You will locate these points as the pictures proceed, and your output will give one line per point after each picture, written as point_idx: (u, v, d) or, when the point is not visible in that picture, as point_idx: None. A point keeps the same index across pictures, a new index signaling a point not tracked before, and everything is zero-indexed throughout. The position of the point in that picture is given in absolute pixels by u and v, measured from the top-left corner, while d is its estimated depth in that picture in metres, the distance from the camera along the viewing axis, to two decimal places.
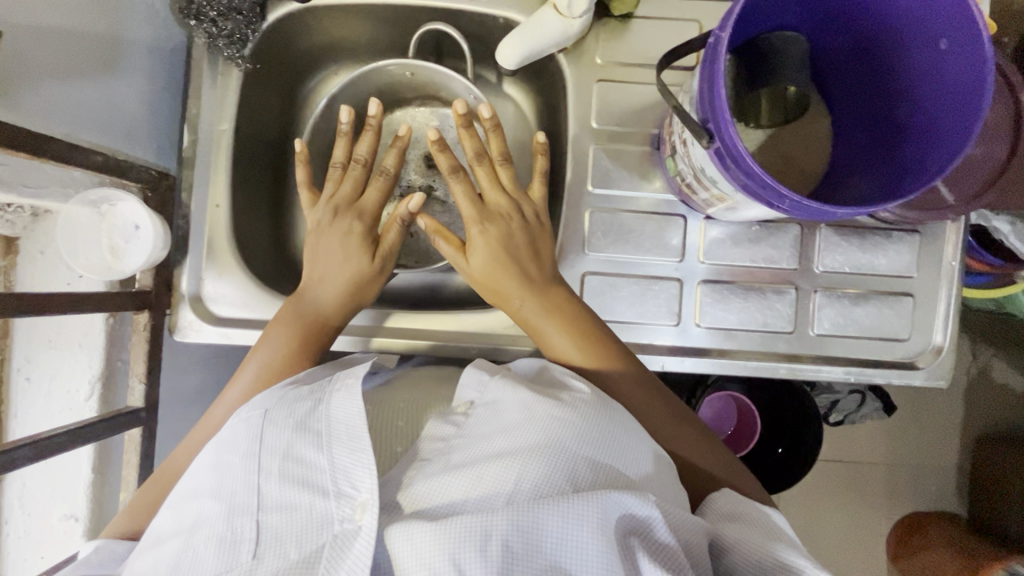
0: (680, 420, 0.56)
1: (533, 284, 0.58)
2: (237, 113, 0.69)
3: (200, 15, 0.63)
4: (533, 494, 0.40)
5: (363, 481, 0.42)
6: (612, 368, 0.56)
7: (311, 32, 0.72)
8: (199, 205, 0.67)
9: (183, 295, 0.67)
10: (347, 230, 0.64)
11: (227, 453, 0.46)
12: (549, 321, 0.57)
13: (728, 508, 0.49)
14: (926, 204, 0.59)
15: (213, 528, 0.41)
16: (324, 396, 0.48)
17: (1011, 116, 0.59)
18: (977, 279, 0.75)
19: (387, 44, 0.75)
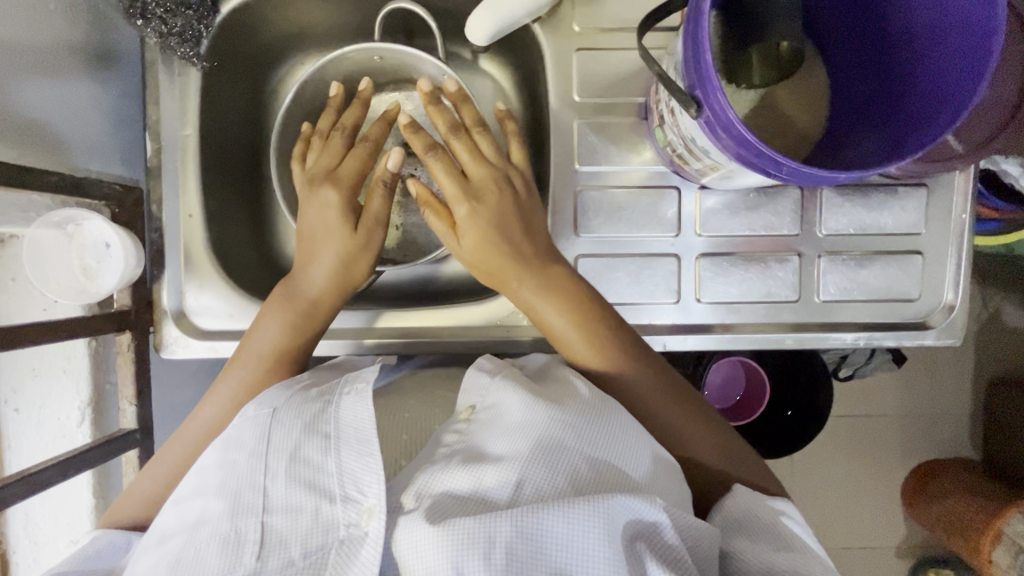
0: (699, 413, 0.54)
1: (526, 260, 0.55)
2: (200, 116, 0.65)
3: (147, 13, 0.59)
4: (535, 496, 0.38)
5: (371, 486, 0.39)
6: (627, 363, 0.53)
7: (271, 21, 0.68)
8: (171, 216, 0.64)
9: (164, 310, 0.64)
10: (326, 202, 0.59)
11: (233, 450, 0.43)
12: (546, 307, 0.55)
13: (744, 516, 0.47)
14: (936, 155, 0.56)
15: (217, 526, 0.39)
16: (335, 398, 0.45)
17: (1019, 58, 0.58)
18: (984, 227, 0.72)
19: (353, 28, 0.71)
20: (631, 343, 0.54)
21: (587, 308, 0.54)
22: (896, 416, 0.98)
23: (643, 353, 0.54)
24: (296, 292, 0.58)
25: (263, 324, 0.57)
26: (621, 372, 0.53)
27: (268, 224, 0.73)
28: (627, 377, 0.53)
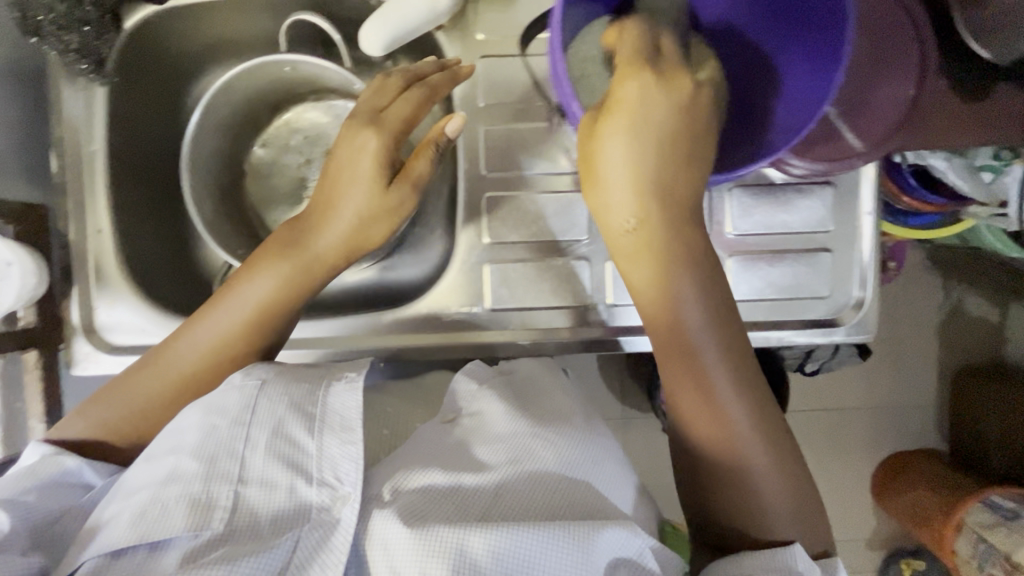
0: (782, 442, 0.47)
1: (658, 211, 0.47)
2: (109, 130, 0.63)
3: (42, 31, 0.57)
4: (512, 507, 0.39)
5: (349, 474, 0.40)
6: (715, 356, 0.47)
7: (183, 33, 0.65)
8: (80, 232, 0.62)
9: (75, 328, 0.61)
10: (361, 147, 0.54)
11: (215, 415, 0.42)
12: (649, 252, 0.48)
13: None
14: (828, 154, 0.55)
15: (189, 486, 0.39)
16: (323, 385, 0.45)
17: (916, 43, 0.54)
18: (925, 220, 0.72)
19: (268, 36, 0.68)
20: (732, 339, 0.48)
21: (680, 277, 0.47)
22: (870, 409, 0.94)
23: (741, 356, 0.47)
24: (298, 241, 0.54)
25: (261, 274, 0.53)
26: (699, 359, 0.47)
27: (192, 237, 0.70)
28: (713, 368, 0.47)
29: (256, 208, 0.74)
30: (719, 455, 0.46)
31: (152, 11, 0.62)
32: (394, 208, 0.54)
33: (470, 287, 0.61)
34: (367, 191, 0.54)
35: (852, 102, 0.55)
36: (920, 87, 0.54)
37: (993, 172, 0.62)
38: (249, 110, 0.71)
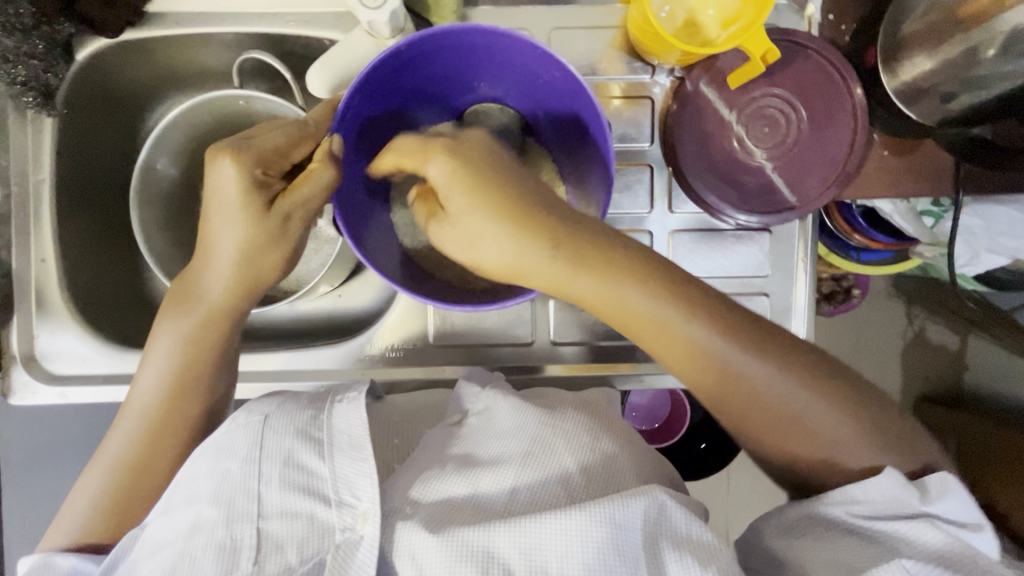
0: (820, 376, 0.46)
1: (575, 241, 0.46)
2: (57, 161, 0.60)
3: None
4: (531, 501, 0.42)
5: (365, 491, 0.42)
6: (730, 341, 0.46)
7: (136, 62, 0.63)
8: (21, 260, 0.59)
9: (13, 356, 0.59)
10: (225, 185, 0.49)
11: (225, 459, 0.45)
12: (630, 300, 0.46)
13: (897, 496, 0.42)
14: (767, 206, 0.58)
15: (212, 534, 0.41)
16: (327, 406, 0.48)
17: (847, 106, 0.57)
18: (880, 256, 0.80)
19: (228, 67, 0.66)
20: (727, 317, 0.47)
21: (659, 283, 0.46)
22: None
23: (745, 324, 0.47)
24: (189, 292, 0.53)
25: (161, 335, 0.53)
26: (722, 360, 0.46)
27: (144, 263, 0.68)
28: (735, 362, 0.46)
29: None
30: (780, 442, 0.47)
31: (103, 42, 0.60)
32: (286, 233, 0.52)
33: (417, 322, 0.62)
34: (240, 227, 0.50)
35: (791, 158, 0.58)
36: (851, 152, 0.57)
37: (932, 216, 0.70)
38: (202, 142, 0.68)
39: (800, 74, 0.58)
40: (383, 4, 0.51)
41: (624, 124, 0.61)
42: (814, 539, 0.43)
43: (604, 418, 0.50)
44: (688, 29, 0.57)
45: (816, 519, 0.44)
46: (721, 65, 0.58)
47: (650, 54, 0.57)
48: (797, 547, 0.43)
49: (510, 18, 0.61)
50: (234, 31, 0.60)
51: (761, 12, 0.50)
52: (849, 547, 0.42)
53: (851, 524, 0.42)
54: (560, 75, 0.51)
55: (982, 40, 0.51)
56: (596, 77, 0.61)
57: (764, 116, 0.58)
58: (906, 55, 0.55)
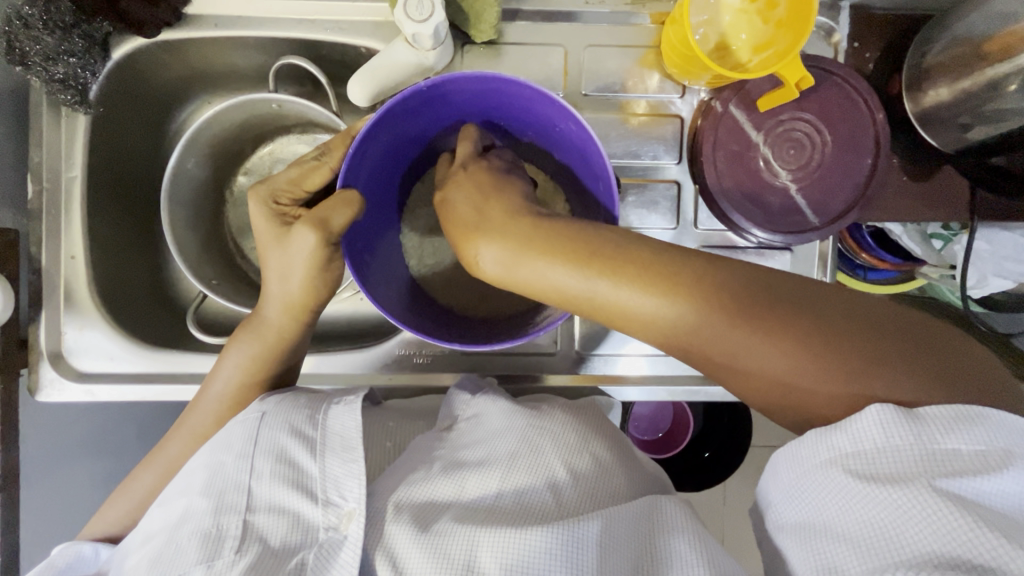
0: (809, 316, 0.37)
1: (546, 243, 0.44)
2: (89, 158, 0.60)
3: (27, 61, 0.54)
4: (518, 505, 0.42)
5: (351, 492, 0.44)
6: (666, 303, 0.40)
7: (168, 64, 0.63)
8: (51, 257, 0.59)
9: (41, 353, 0.59)
10: (259, 230, 0.52)
11: (221, 452, 0.46)
12: (568, 277, 0.43)
13: (892, 441, 0.34)
14: (791, 226, 0.60)
15: (200, 522, 0.43)
16: (323, 407, 0.49)
17: (870, 131, 0.59)
18: (885, 275, 0.81)
19: (260, 72, 0.66)
20: (682, 277, 0.40)
21: (596, 252, 0.42)
22: None
23: (697, 278, 0.40)
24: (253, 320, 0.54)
25: (229, 352, 0.54)
26: (674, 325, 0.40)
27: (169, 260, 0.69)
28: (688, 326, 0.40)
29: (235, 234, 0.71)
30: (758, 399, 0.40)
31: (140, 42, 0.59)
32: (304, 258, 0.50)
33: None
34: (276, 250, 0.52)
35: (815, 179, 0.60)
36: (872, 176, 0.59)
37: (942, 240, 0.71)
38: (230, 143, 0.68)
39: (826, 100, 0.59)
40: (429, 17, 0.51)
41: (652, 141, 0.62)
42: (805, 498, 0.37)
43: (599, 425, 0.50)
44: (719, 52, 0.59)
45: (802, 474, 0.37)
46: (749, 89, 0.59)
47: (682, 74, 0.59)
48: (794, 506, 0.38)
49: (544, 35, 0.62)
50: (271, 38, 0.61)
51: (796, 41, 0.52)
52: (836, 510, 0.35)
53: (841, 478, 0.35)
54: (585, 136, 0.50)
55: (1007, 74, 0.52)
56: (625, 94, 0.62)
57: (791, 139, 0.60)
58: (929, 85, 0.57)
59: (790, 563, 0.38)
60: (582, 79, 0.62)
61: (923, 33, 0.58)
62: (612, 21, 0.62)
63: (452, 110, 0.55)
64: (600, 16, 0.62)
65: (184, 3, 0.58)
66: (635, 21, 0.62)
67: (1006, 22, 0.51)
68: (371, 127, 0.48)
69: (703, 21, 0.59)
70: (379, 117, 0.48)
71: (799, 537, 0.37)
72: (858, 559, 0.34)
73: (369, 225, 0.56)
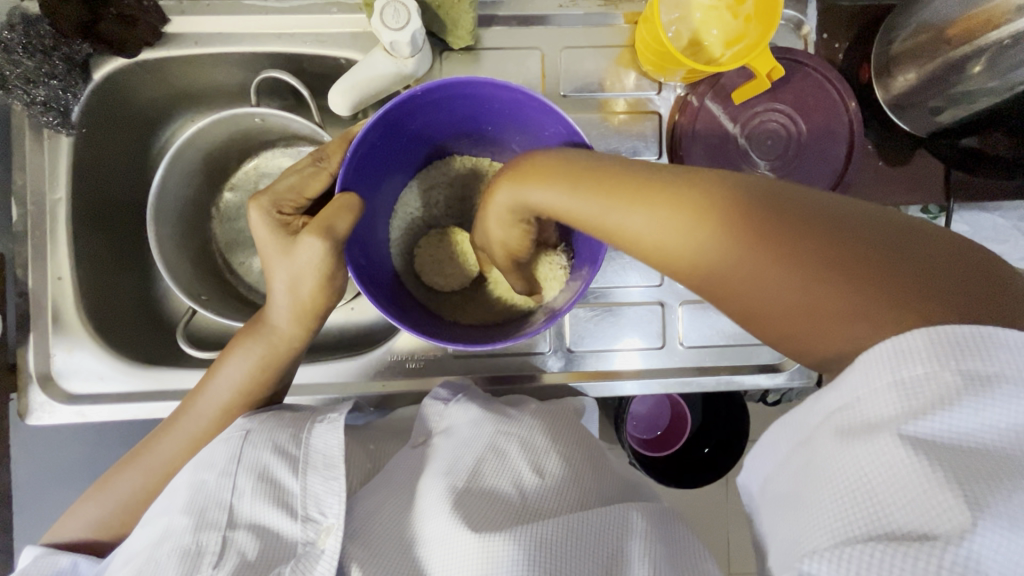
0: (791, 218, 0.34)
1: (559, 169, 0.42)
2: (73, 178, 0.60)
3: (7, 85, 0.55)
4: (484, 502, 0.42)
5: (332, 508, 0.44)
6: (638, 207, 0.38)
7: (149, 83, 0.63)
8: (36, 279, 0.60)
9: (30, 376, 0.59)
10: (261, 240, 0.51)
11: (204, 471, 0.46)
12: (563, 196, 0.42)
13: (873, 390, 0.32)
14: None
15: (180, 540, 0.42)
16: (307, 426, 0.49)
17: (845, 118, 0.60)
18: None
19: (241, 88, 0.67)
20: (665, 190, 0.38)
21: (589, 179, 0.41)
22: None
23: (678, 188, 0.38)
24: (258, 326, 0.54)
25: (233, 358, 0.53)
26: (651, 235, 0.38)
27: (157, 279, 0.69)
28: (670, 237, 0.37)
29: (223, 250, 0.71)
30: (742, 313, 0.37)
31: (120, 62, 0.60)
32: (313, 266, 0.49)
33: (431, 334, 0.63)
34: (280, 261, 0.51)
35: (792, 168, 0.61)
36: (849, 164, 0.60)
37: None
38: (214, 158, 0.68)
39: (801, 91, 0.61)
40: (406, 24, 0.52)
41: (633, 138, 0.63)
42: (795, 466, 0.36)
43: (569, 427, 0.51)
44: (692, 48, 0.59)
45: (797, 443, 0.37)
46: (724, 82, 0.60)
47: (658, 71, 0.60)
48: (788, 474, 0.37)
49: (521, 39, 0.63)
50: (249, 54, 0.61)
51: (764, 34, 0.54)
52: (813, 474, 0.34)
53: (823, 439, 0.34)
54: (574, 138, 0.51)
55: (969, 56, 0.53)
56: (603, 93, 0.63)
57: (767, 130, 0.61)
58: (899, 71, 0.59)
59: (772, 532, 0.37)
60: (561, 80, 0.63)
61: (891, 20, 0.59)
62: (587, 24, 0.63)
63: (439, 121, 0.56)
64: (575, 19, 0.63)
65: (164, 23, 0.59)
66: (610, 23, 0.63)
67: (965, 6, 0.51)
68: (364, 135, 0.49)
69: (674, 19, 0.60)
70: (372, 125, 0.49)
71: (782, 506, 0.36)
72: (822, 522, 0.32)
73: (365, 235, 0.56)
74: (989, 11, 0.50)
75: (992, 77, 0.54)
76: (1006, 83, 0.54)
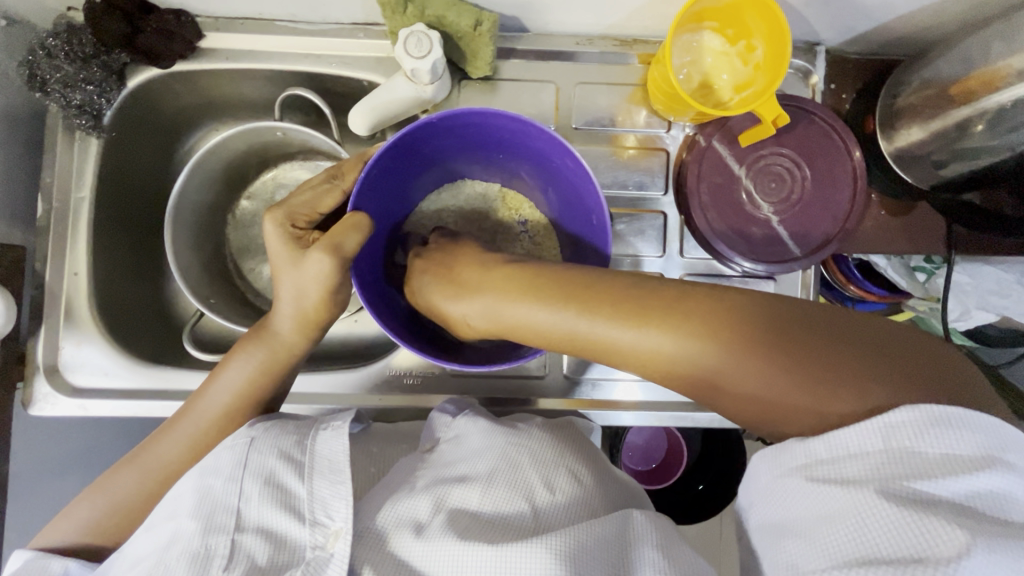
0: (773, 338, 0.39)
1: (542, 292, 0.47)
2: (98, 179, 0.63)
3: (47, 87, 0.58)
4: (496, 521, 0.43)
5: (339, 511, 0.45)
6: (640, 328, 0.43)
7: (179, 93, 0.66)
8: (53, 273, 0.61)
9: (37, 367, 0.60)
10: (273, 252, 0.53)
11: (210, 476, 0.47)
12: (558, 313, 0.46)
13: (861, 447, 0.35)
14: (773, 256, 0.62)
15: (188, 543, 0.43)
16: (312, 432, 0.50)
17: (849, 167, 0.62)
18: (874, 307, 0.81)
19: (266, 102, 0.69)
20: (663, 309, 0.42)
21: (582, 290, 0.46)
22: None
23: (674, 309, 0.42)
24: (263, 329, 0.55)
25: (234, 362, 0.55)
26: (658, 355, 0.42)
27: (170, 280, 0.71)
28: (679, 356, 0.41)
29: (235, 255, 0.73)
30: (747, 419, 0.41)
31: (153, 72, 0.62)
32: (321, 279, 0.51)
33: None
34: (290, 272, 0.52)
35: (796, 212, 0.62)
36: (852, 210, 0.61)
37: (925, 272, 0.72)
38: (235, 167, 0.71)
39: (806, 137, 0.62)
40: (427, 53, 0.55)
41: (639, 173, 0.65)
42: (776, 497, 0.39)
43: (578, 446, 0.52)
44: (702, 90, 0.61)
45: (777, 476, 0.39)
46: (731, 125, 0.62)
47: (667, 110, 0.62)
48: (767, 506, 0.40)
49: (537, 72, 0.65)
50: (277, 71, 0.64)
51: (773, 82, 0.56)
52: (806, 510, 0.37)
53: (816, 482, 0.36)
54: (581, 174, 0.53)
55: (971, 116, 0.54)
56: (614, 128, 0.65)
57: (771, 173, 0.63)
58: (903, 126, 0.60)
59: (760, 557, 0.40)
60: (574, 113, 0.65)
61: (898, 76, 0.61)
62: (601, 62, 0.66)
63: (453, 146, 0.58)
64: (591, 56, 0.65)
65: (199, 38, 0.62)
66: (625, 61, 0.66)
67: (968, 67, 0.53)
68: (378, 159, 0.51)
69: (686, 62, 0.61)
70: (387, 148, 0.51)
71: (769, 537, 0.39)
72: (819, 553, 0.35)
73: (373, 251, 0.58)
74: (990, 73, 0.51)
75: (994, 137, 0.54)
76: (1007, 143, 0.54)
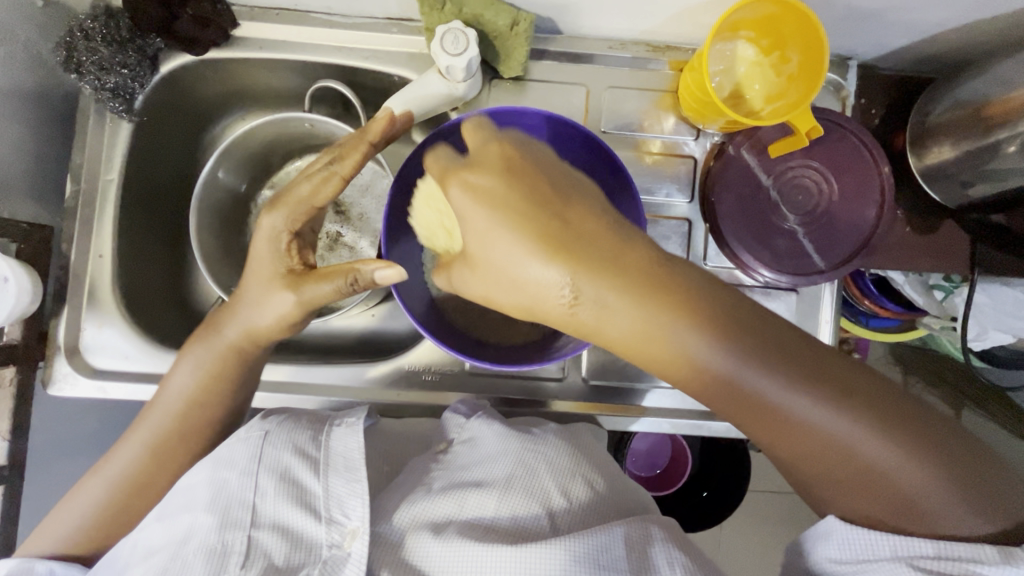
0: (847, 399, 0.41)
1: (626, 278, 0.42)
2: (127, 162, 0.63)
3: (83, 69, 0.58)
4: (513, 530, 0.43)
5: (355, 510, 0.45)
6: (672, 331, 0.42)
7: (210, 81, 0.66)
8: (78, 253, 0.61)
9: (58, 347, 0.60)
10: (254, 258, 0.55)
11: (223, 469, 0.47)
12: (635, 306, 0.42)
13: (969, 559, 0.38)
14: (798, 268, 0.62)
15: (205, 538, 0.43)
16: (325, 429, 0.51)
17: (877, 180, 0.62)
18: (886, 323, 0.81)
19: (295, 94, 0.70)
20: (712, 317, 0.42)
21: (659, 287, 0.42)
22: None
23: (709, 317, 0.42)
24: (213, 330, 0.56)
25: (182, 365, 0.56)
26: (687, 363, 0.43)
27: (191, 266, 0.71)
28: (715, 369, 0.42)
29: None
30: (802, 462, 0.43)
31: (187, 58, 0.62)
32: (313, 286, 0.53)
33: None
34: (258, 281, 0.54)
35: (822, 225, 0.62)
36: (878, 225, 0.61)
37: (943, 291, 0.71)
38: (261, 157, 0.71)
39: (835, 150, 0.62)
40: (463, 51, 0.55)
41: (665, 179, 0.65)
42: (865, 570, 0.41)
43: (593, 454, 0.52)
44: (734, 99, 0.61)
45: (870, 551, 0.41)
46: (762, 135, 0.62)
47: (697, 117, 0.62)
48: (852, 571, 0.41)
49: (568, 74, 0.65)
50: (308, 63, 0.64)
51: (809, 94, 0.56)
52: None
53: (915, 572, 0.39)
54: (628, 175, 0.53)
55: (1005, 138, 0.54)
56: (641, 133, 0.66)
57: (799, 185, 0.63)
58: (934, 143, 0.60)
59: None
60: (603, 116, 0.65)
61: (930, 93, 0.61)
62: (632, 67, 0.66)
63: None
64: (622, 60, 0.66)
65: (234, 27, 0.62)
66: (656, 67, 0.66)
67: (1004, 88, 0.53)
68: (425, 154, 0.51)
69: (719, 70, 0.60)
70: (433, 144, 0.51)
71: None
72: None
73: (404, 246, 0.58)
74: None
75: None
76: None
